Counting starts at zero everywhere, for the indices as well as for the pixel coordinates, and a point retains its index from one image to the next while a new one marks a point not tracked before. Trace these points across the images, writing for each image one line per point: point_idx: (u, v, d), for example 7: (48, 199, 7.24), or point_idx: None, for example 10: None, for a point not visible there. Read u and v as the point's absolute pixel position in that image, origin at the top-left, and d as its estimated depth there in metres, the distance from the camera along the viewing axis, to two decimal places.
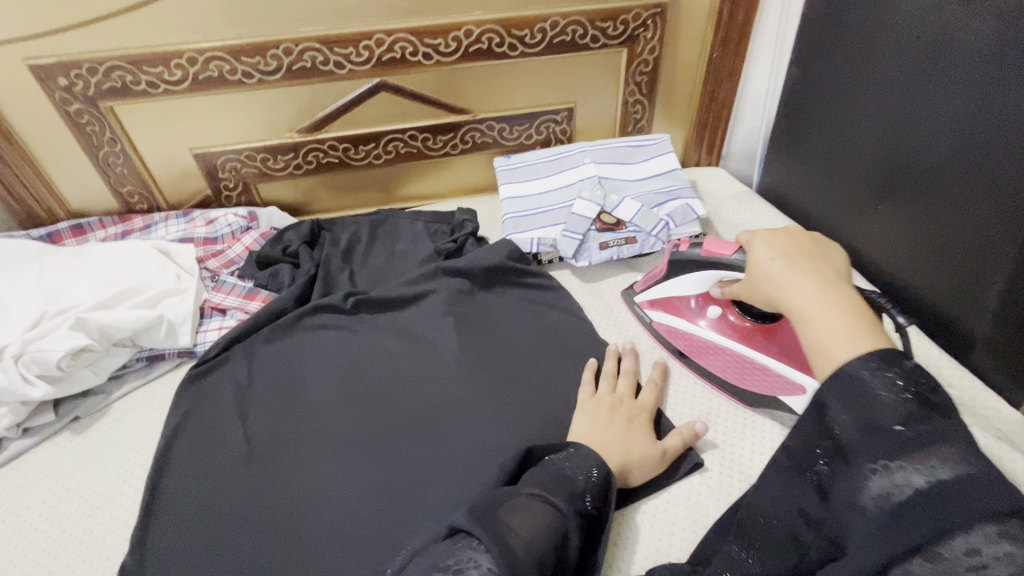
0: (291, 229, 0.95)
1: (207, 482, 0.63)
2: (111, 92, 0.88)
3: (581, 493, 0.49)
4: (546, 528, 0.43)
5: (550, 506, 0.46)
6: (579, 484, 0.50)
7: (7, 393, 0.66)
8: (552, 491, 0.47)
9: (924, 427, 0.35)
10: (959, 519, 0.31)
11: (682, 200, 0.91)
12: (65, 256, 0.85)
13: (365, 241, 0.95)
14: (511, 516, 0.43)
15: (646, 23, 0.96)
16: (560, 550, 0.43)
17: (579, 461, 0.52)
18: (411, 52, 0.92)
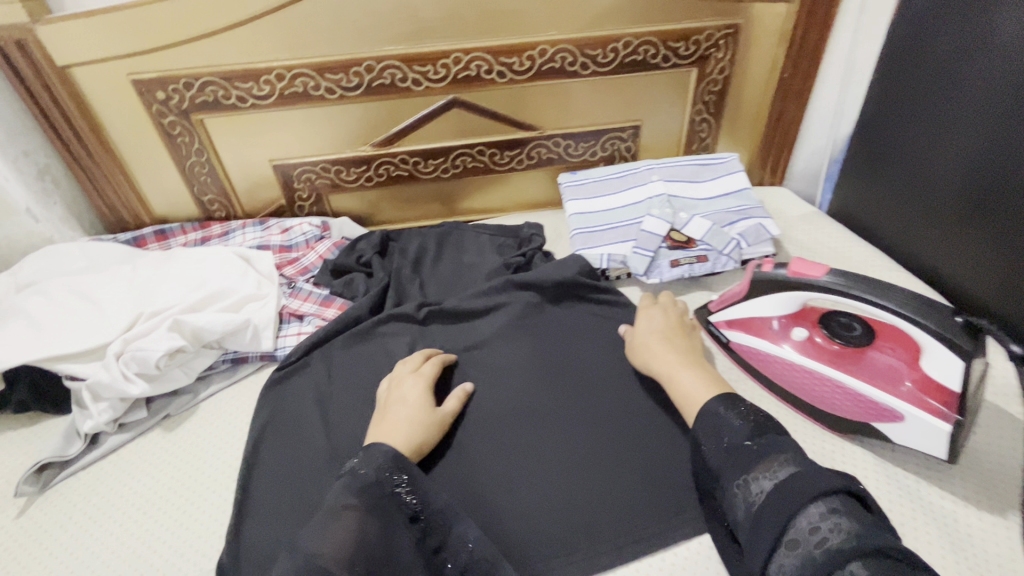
0: (363, 239, 0.98)
1: (293, 483, 0.65)
2: (203, 106, 0.93)
3: (374, 490, 0.52)
4: (351, 538, 0.48)
5: (357, 518, 0.49)
6: (384, 484, 0.53)
7: (109, 389, 0.70)
8: (357, 500, 0.50)
9: (764, 440, 0.48)
10: (796, 505, 0.41)
11: (753, 219, 0.90)
12: (155, 260, 0.89)
13: (433, 252, 0.97)
14: (322, 533, 0.48)
15: (718, 44, 0.97)
16: (366, 548, 0.48)
17: (366, 460, 0.54)
18: (486, 70, 0.94)
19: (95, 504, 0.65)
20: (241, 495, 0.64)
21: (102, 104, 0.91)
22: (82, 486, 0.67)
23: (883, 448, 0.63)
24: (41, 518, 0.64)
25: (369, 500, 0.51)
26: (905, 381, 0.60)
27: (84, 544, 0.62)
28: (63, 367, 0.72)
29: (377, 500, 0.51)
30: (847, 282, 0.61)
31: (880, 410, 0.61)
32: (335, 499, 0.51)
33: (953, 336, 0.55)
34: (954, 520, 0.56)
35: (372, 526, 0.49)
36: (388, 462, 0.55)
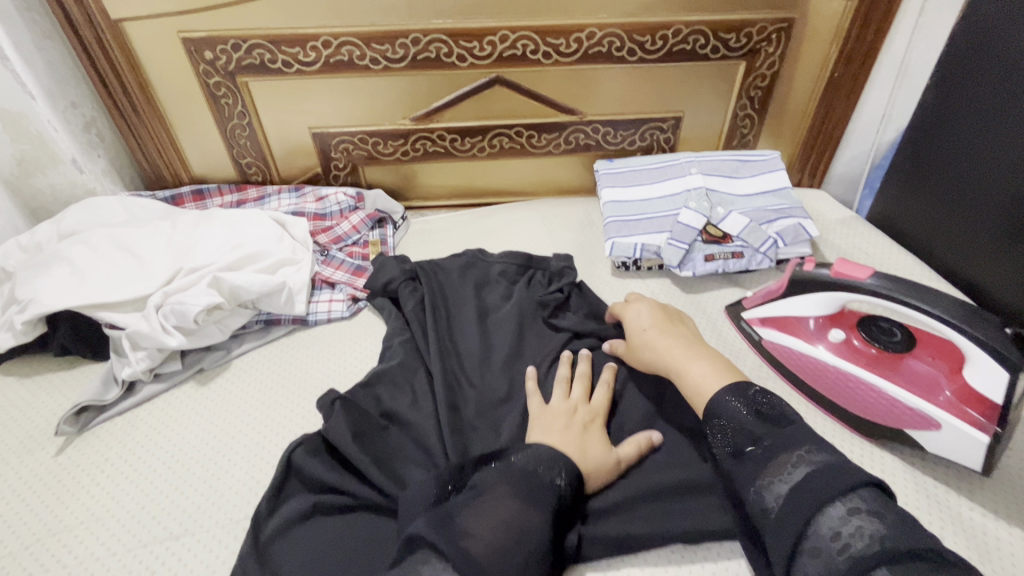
0: (391, 259, 0.87)
1: (313, 548, 0.56)
2: (249, 68, 0.93)
3: (546, 484, 0.52)
4: (509, 523, 0.48)
5: (515, 506, 0.49)
6: (538, 478, 0.52)
7: (147, 339, 0.71)
8: (516, 488, 0.51)
9: (771, 438, 0.49)
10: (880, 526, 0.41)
11: (793, 219, 0.89)
12: (194, 219, 0.90)
13: (464, 289, 0.83)
14: (473, 518, 0.48)
15: (770, 37, 0.95)
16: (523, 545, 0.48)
17: (545, 463, 0.54)
18: (532, 50, 0.93)
19: (129, 449, 0.67)
20: (259, 527, 0.57)
21: (152, 61, 0.93)
22: (118, 430, 0.69)
23: (911, 457, 0.63)
24: (78, 459, 0.66)
25: (525, 490, 0.51)
26: (943, 391, 0.60)
27: (118, 486, 0.63)
28: (103, 315, 0.74)
29: (535, 490, 0.51)
30: (892, 286, 0.60)
31: (914, 422, 0.60)
32: (490, 482, 0.52)
33: (999, 346, 0.54)
34: (983, 532, 0.56)
35: (528, 519, 0.49)
36: (554, 459, 0.55)
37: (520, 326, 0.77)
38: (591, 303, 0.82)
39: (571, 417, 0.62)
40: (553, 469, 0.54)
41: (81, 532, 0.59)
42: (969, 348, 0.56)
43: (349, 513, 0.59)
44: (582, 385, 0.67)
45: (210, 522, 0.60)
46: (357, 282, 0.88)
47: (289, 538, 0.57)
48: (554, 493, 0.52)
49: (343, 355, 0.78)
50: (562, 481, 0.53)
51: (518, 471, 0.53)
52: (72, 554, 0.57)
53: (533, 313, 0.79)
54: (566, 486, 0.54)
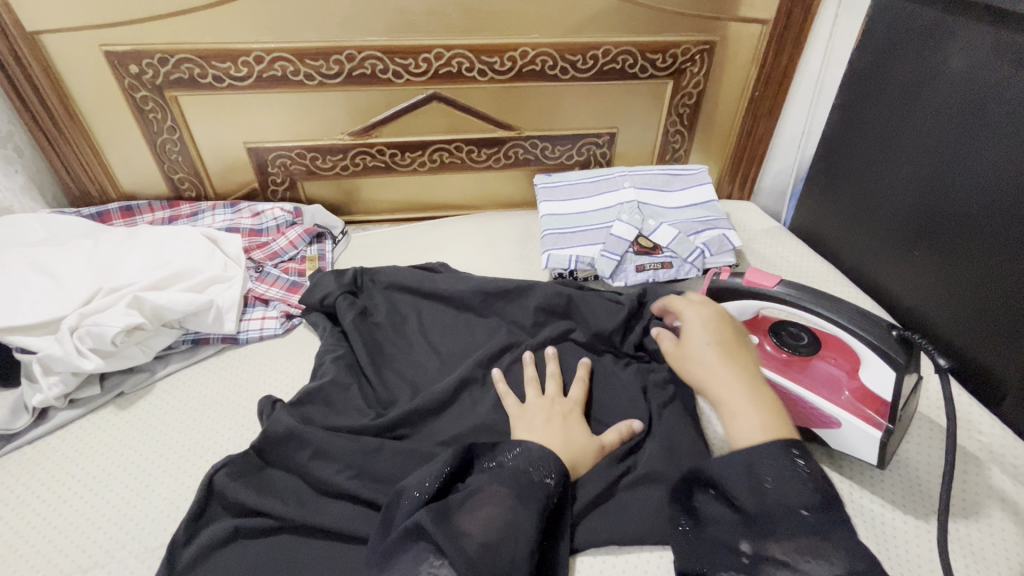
0: (331, 273, 0.87)
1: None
2: (178, 83, 0.91)
3: (539, 485, 0.54)
4: (494, 525, 0.50)
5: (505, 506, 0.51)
6: (527, 478, 0.54)
7: (61, 362, 0.68)
8: (504, 489, 0.53)
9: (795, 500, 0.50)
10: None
11: (718, 230, 0.94)
12: (119, 237, 0.88)
13: (413, 312, 0.84)
14: (469, 518, 0.50)
15: (693, 58, 1.00)
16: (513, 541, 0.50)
17: (537, 462, 0.55)
18: (467, 68, 0.95)
19: (39, 478, 0.64)
20: (174, 554, 0.56)
21: (73, 75, 0.90)
22: (26, 460, 0.66)
23: (819, 453, 0.67)
24: None
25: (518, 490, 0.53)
26: (844, 390, 0.64)
27: (25, 518, 0.60)
28: (13, 339, 0.70)
29: (525, 492, 0.53)
30: (797, 293, 0.64)
31: (811, 419, 0.65)
32: (482, 484, 0.53)
33: (889, 348, 0.58)
34: (882, 522, 0.60)
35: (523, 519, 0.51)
36: (544, 459, 0.56)
37: (475, 350, 0.78)
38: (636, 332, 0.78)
39: (531, 414, 0.65)
40: (548, 472, 0.55)
41: None
42: (864, 350, 0.61)
43: (275, 534, 0.58)
44: (556, 383, 0.70)
45: (124, 550, 0.58)
46: (292, 299, 0.87)
47: (208, 564, 0.56)
48: (545, 492, 0.53)
49: (272, 375, 0.77)
50: (552, 479, 0.55)
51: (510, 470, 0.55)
52: None
53: (486, 336, 0.80)
54: (559, 485, 0.55)
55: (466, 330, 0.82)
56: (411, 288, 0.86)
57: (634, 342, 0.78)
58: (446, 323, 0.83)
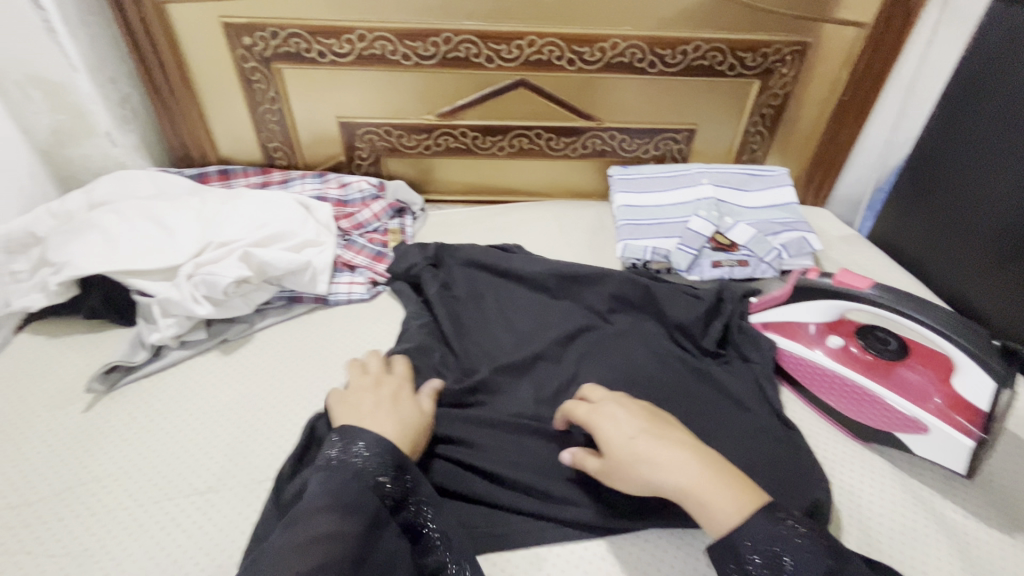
0: (416, 246, 0.91)
1: None
2: (285, 56, 0.97)
3: (369, 482, 0.51)
4: (322, 539, 0.45)
5: (334, 513, 0.47)
6: (361, 477, 0.51)
7: (177, 306, 0.74)
8: (329, 494, 0.49)
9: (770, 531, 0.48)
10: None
11: (798, 232, 0.93)
12: (222, 196, 0.93)
13: (493, 288, 0.87)
14: (298, 535, 0.46)
15: (784, 59, 0.99)
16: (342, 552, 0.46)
17: (341, 454, 0.53)
18: (558, 56, 0.97)
19: (155, 408, 0.70)
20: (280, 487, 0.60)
21: (190, 43, 0.96)
22: (144, 391, 0.72)
23: (900, 459, 0.67)
24: (106, 414, 0.69)
25: (351, 501, 0.49)
26: (934, 398, 0.64)
27: (144, 442, 0.66)
28: (134, 282, 0.77)
29: (354, 498, 0.49)
30: (891, 296, 0.64)
31: (894, 421, 0.65)
32: (309, 496, 0.49)
33: (987, 357, 0.58)
34: (964, 532, 0.60)
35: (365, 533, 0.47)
36: (369, 455, 0.53)
37: (551, 329, 0.81)
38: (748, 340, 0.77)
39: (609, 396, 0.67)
40: (382, 473, 0.52)
41: (109, 482, 0.62)
42: (960, 357, 0.60)
43: None
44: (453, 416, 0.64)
45: (234, 479, 0.63)
46: (379, 268, 0.91)
47: None
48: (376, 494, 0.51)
49: (359, 335, 0.81)
50: (386, 478, 0.53)
51: (337, 474, 0.51)
52: (102, 502, 0.61)
53: (563, 317, 0.82)
54: (391, 483, 0.53)
55: (545, 310, 0.84)
56: (490, 266, 0.89)
57: (714, 339, 0.78)
58: (525, 302, 0.85)
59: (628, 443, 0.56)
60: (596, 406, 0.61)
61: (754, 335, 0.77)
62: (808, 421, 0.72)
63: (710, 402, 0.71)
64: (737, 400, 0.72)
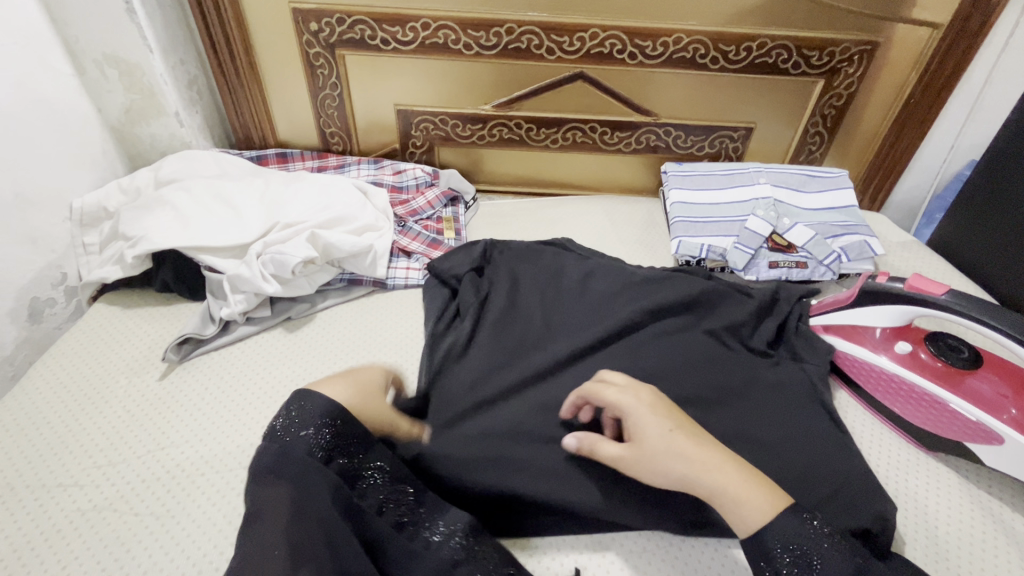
0: (462, 248, 0.89)
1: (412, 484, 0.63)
2: (349, 43, 0.98)
3: (299, 447, 0.50)
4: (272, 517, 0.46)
5: (274, 490, 0.48)
6: (284, 443, 0.50)
7: (247, 283, 0.76)
8: (261, 470, 0.49)
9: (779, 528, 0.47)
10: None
11: (859, 235, 0.91)
12: (284, 179, 0.95)
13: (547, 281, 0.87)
14: (253, 514, 0.47)
15: (852, 58, 0.97)
16: (288, 522, 0.46)
17: (280, 420, 0.52)
18: (619, 49, 0.97)
19: (225, 380, 0.73)
20: None
21: (259, 28, 0.98)
22: (214, 363, 0.75)
23: (963, 467, 0.68)
24: (179, 384, 0.72)
25: (273, 468, 0.49)
26: (1009, 409, 0.63)
27: (217, 412, 0.69)
28: (205, 258, 0.79)
29: (284, 469, 0.48)
30: (968, 305, 0.63)
31: (965, 431, 0.65)
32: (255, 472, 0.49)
33: None
34: None
35: (309, 492, 0.48)
36: (291, 412, 0.51)
37: (599, 320, 0.79)
38: (807, 344, 0.77)
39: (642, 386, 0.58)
40: (301, 427, 0.50)
41: (184, 448, 0.65)
42: None
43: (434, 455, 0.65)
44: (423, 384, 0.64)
45: None
46: (434, 254, 0.92)
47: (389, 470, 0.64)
48: (305, 450, 0.49)
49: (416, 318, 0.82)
50: (308, 434, 0.50)
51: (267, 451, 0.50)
52: (179, 466, 0.63)
53: (611, 307, 0.81)
54: (319, 441, 0.50)
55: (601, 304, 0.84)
56: (542, 259, 0.89)
57: (764, 339, 0.78)
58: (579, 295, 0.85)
59: (667, 436, 0.52)
60: (625, 391, 0.56)
61: (812, 338, 0.78)
62: (868, 426, 0.72)
63: (769, 402, 0.71)
64: (798, 402, 0.71)
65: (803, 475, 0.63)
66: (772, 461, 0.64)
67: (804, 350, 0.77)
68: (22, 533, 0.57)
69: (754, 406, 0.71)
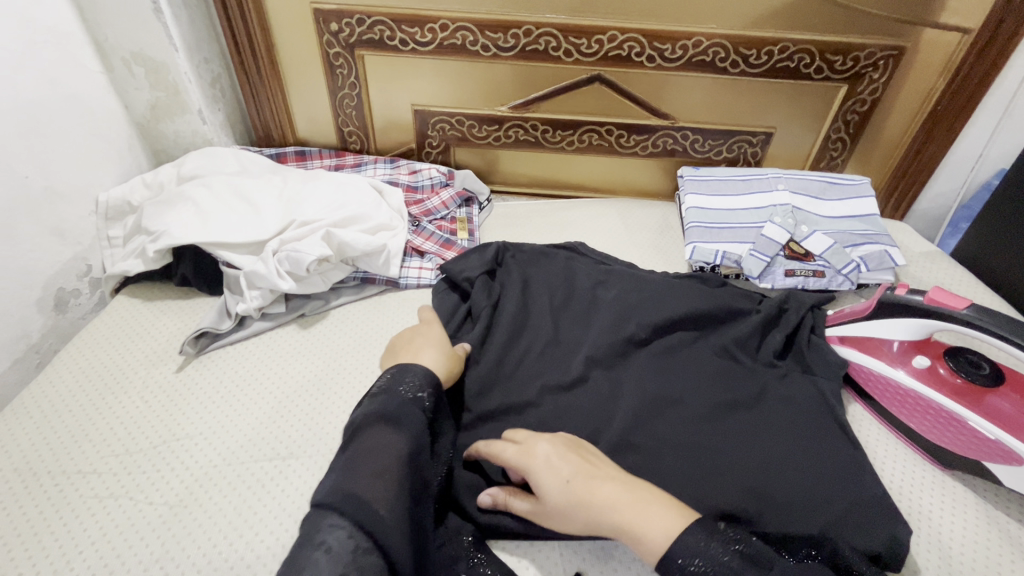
0: (476, 250, 0.89)
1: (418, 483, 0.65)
2: (369, 43, 0.99)
3: (416, 404, 0.56)
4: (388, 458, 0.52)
5: (395, 435, 0.53)
6: (402, 399, 0.56)
7: (263, 279, 0.78)
8: (386, 417, 0.54)
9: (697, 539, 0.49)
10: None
11: (879, 245, 0.89)
12: (302, 177, 0.97)
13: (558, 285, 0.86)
14: (368, 453, 0.51)
15: (877, 63, 0.95)
16: (404, 464, 0.52)
17: (397, 380, 0.58)
18: (637, 52, 0.96)
19: (239, 375, 0.74)
20: None
21: (281, 28, 0.99)
22: (229, 357, 0.77)
23: (982, 487, 0.66)
24: (195, 377, 0.74)
25: (394, 416, 0.55)
26: None
27: (230, 406, 0.70)
28: (223, 254, 0.81)
29: (403, 418, 0.55)
30: (990, 320, 0.61)
31: (977, 447, 0.64)
32: (370, 419, 0.54)
33: None
34: None
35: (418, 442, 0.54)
36: (416, 376, 0.59)
37: (609, 324, 0.79)
38: (820, 354, 0.76)
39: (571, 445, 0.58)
40: (418, 390, 0.58)
41: (198, 441, 0.66)
42: None
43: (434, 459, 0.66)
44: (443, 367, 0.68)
45: (311, 449, 0.66)
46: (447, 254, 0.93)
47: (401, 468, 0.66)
48: (420, 408, 0.57)
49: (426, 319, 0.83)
50: (426, 396, 0.58)
51: (382, 402, 0.56)
52: (192, 459, 0.65)
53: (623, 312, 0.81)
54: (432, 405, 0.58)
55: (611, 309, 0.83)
56: (555, 263, 0.89)
57: (773, 349, 0.76)
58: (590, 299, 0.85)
59: (566, 488, 0.54)
60: (523, 449, 0.58)
61: (825, 348, 0.76)
62: (883, 442, 0.71)
63: (779, 414, 0.70)
64: (810, 415, 0.70)
65: (811, 490, 0.62)
66: (780, 475, 0.63)
67: (817, 362, 0.76)
68: (41, 518, 0.59)
69: (763, 417, 0.70)
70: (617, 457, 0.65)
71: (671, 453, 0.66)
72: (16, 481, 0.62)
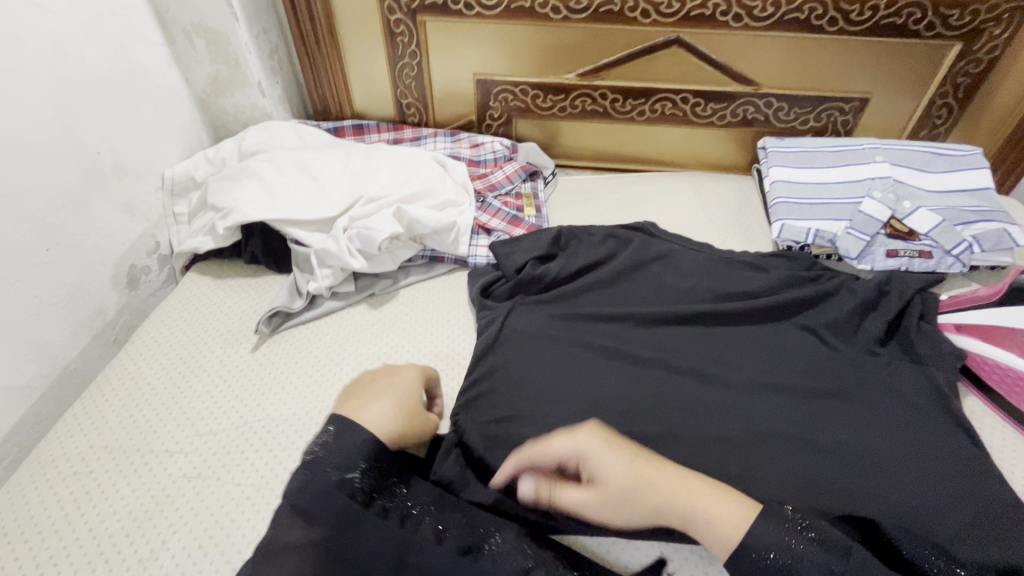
0: (530, 235, 0.84)
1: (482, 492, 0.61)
2: (432, 8, 0.94)
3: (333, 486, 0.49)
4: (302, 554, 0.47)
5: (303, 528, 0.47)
6: (324, 483, 0.49)
7: (335, 257, 0.76)
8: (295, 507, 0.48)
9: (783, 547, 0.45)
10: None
11: (996, 223, 0.80)
12: (363, 151, 0.93)
13: (637, 264, 0.81)
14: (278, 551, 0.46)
15: (1000, 17, 0.84)
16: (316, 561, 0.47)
17: (326, 453, 0.50)
18: (723, 11, 0.88)
19: (314, 355, 0.73)
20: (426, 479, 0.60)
21: None
22: (302, 337, 0.75)
23: None
24: (271, 357, 0.73)
25: (312, 509, 0.48)
26: None
27: (306, 389, 0.69)
28: (291, 231, 0.79)
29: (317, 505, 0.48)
30: None
31: None
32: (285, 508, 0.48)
33: None
34: None
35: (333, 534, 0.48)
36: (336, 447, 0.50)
37: (695, 307, 0.75)
38: (937, 345, 0.69)
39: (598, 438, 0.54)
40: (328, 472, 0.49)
41: (275, 425, 0.65)
42: None
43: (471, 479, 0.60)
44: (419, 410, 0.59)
45: None
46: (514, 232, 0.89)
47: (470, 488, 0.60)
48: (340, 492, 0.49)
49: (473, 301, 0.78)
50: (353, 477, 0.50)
51: (304, 481, 0.50)
52: (272, 442, 0.64)
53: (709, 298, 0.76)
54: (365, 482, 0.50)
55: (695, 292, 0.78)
56: (632, 242, 0.84)
57: (876, 337, 0.70)
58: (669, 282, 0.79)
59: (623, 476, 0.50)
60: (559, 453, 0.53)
61: (937, 337, 0.69)
62: (1004, 442, 0.64)
63: (885, 407, 0.64)
64: (927, 410, 0.64)
65: (928, 491, 0.57)
66: (894, 477, 0.58)
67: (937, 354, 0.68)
68: (132, 496, 0.59)
69: (871, 413, 0.64)
70: (713, 450, 0.61)
71: (770, 449, 0.61)
72: (106, 458, 0.62)
